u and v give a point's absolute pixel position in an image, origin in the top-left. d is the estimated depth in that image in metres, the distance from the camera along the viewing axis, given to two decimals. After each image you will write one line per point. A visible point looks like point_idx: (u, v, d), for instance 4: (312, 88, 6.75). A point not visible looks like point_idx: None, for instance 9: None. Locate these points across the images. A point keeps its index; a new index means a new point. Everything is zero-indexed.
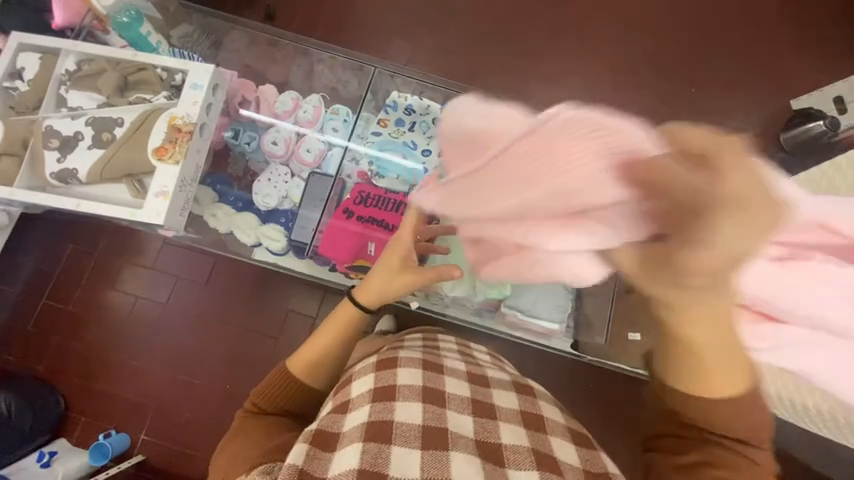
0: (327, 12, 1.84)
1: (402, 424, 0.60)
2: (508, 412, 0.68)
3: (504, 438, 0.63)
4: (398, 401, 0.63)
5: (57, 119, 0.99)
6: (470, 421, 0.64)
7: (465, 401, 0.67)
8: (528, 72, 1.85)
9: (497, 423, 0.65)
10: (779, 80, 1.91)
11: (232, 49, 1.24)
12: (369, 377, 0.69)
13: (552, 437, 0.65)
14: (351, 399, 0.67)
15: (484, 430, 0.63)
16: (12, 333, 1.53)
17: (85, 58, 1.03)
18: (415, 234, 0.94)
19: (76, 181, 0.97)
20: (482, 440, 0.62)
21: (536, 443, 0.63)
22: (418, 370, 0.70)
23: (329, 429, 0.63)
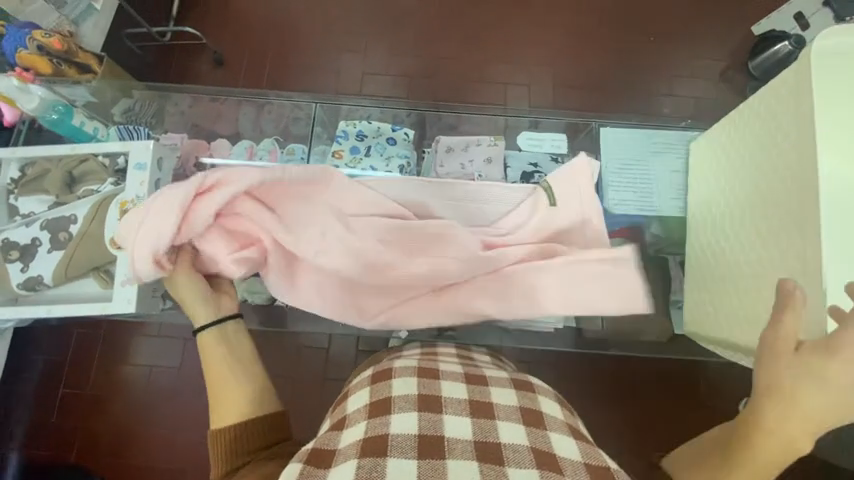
0: (271, 46, 1.83)
1: (397, 436, 0.60)
2: (508, 408, 0.66)
3: (503, 436, 0.62)
4: (394, 413, 0.63)
5: (14, 230, 0.99)
6: (467, 422, 0.63)
7: (463, 402, 0.66)
8: (481, 60, 1.83)
9: (495, 421, 0.64)
10: (735, 9, 1.89)
11: (174, 112, 1.24)
12: (365, 392, 0.69)
13: (551, 432, 0.64)
14: (347, 415, 0.68)
15: (482, 430, 0.63)
16: (33, 430, 1.53)
17: (26, 162, 1.02)
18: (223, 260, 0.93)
19: (44, 286, 0.96)
20: (480, 442, 0.61)
21: (536, 439, 0.62)
22: (413, 378, 0.69)
23: (326, 446, 0.64)
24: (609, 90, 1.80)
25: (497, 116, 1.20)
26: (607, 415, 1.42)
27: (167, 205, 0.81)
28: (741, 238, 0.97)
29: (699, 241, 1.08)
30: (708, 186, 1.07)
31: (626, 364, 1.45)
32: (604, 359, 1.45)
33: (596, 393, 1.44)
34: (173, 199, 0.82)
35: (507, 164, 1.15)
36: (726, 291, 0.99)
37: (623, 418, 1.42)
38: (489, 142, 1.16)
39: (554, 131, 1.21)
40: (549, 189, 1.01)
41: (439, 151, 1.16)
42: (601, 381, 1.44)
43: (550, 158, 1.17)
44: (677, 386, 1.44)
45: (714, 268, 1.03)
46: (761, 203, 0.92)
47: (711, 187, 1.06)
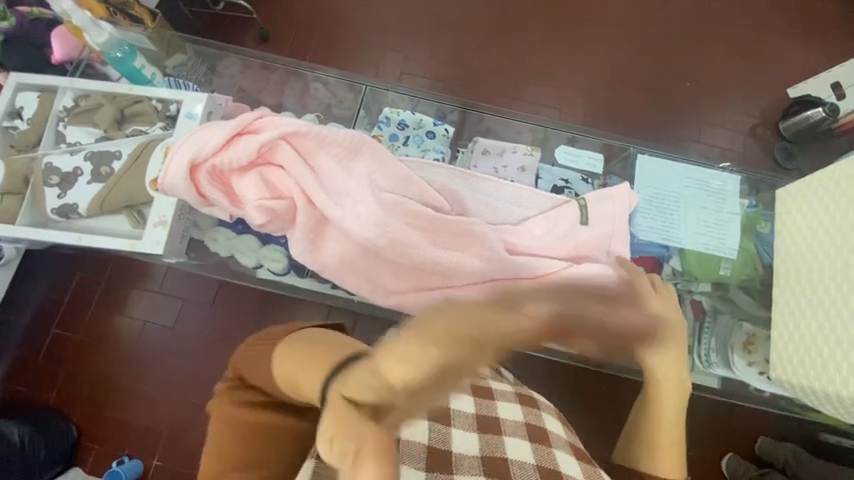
0: (321, 30, 1.87)
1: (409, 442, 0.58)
2: (513, 424, 0.68)
3: (509, 452, 0.65)
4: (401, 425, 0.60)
5: (57, 156, 1.01)
6: (475, 438, 0.65)
7: (471, 416, 0.67)
8: (522, 76, 1.86)
9: (502, 437, 0.67)
10: (775, 68, 1.91)
11: (225, 73, 1.27)
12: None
13: (555, 450, 0.67)
14: None
15: (489, 446, 0.65)
16: (23, 363, 1.53)
17: (82, 93, 1.05)
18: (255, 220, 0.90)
19: (77, 215, 0.98)
20: (488, 455, 0.64)
21: (540, 457, 0.65)
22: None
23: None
24: (643, 125, 1.82)
25: (537, 128, 1.22)
26: (591, 447, 1.40)
27: (204, 142, 0.87)
28: (829, 284, 0.94)
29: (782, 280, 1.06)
30: (797, 229, 1.05)
31: (616, 399, 1.44)
32: (598, 390, 1.44)
33: (582, 423, 1.43)
34: (215, 135, 0.88)
35: (539, 175, 1.16)
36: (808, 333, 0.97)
37: (606, 453, 1.40)
38: (525, 152, 1.17)
39: (590, 151, 1.22)
40: (583, 206, 1.00)
41: (475, 151, 1.17)
42: (589, 412, 1.42)
43: (582, 176, 1.18)
44: None
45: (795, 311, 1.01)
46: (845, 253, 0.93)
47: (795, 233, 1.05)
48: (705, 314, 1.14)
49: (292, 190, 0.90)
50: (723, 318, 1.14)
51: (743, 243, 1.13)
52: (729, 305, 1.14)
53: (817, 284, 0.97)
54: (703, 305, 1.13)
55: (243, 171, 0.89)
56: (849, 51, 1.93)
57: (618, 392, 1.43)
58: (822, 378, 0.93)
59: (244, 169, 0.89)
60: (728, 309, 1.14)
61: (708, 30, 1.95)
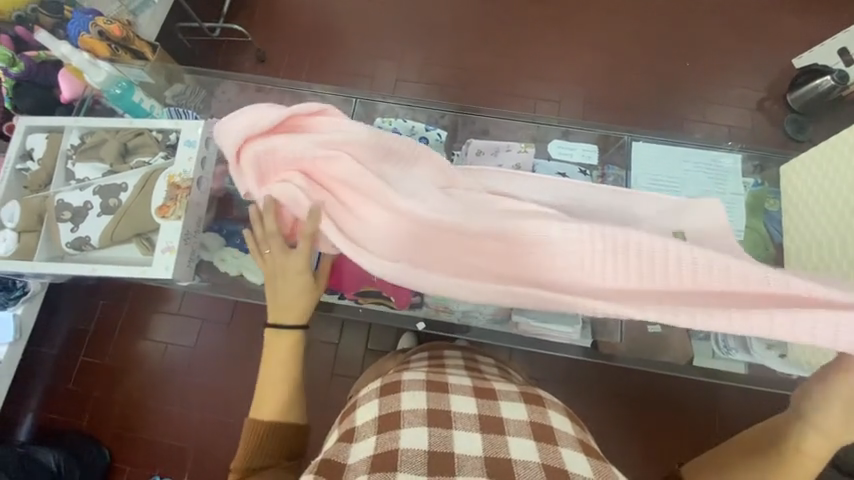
0: (314, 45, 1.90)
1: (408, 451, 0.60)
2: (517, 423, 0.66)
3: (512, 453, 0.61)
4: (404, 428, 0.63)
5: (68, 192, 1.06)
6: (477, 438, 0.63)
7: (473, 417, 0.66)
8: (516, 72, 1.85)
9: (505, 437, 0.63)
10: (776, 39, 1.86)
11: (223, 99, 1.31)
12: (374, 403, 0.69)
13: (562, 448, 0.63)
14: (356, 427, 0.68)
15: (492, 446, 0.62)
16: (54, 392, 1.59)
17: (87, 131, 1.10)
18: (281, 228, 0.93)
19: (90, 247, 1.02)
20: (491, 457, 0.60)
21: (545, 455, 0.61)
22: (422, 391, 0.69)
23: (336, 458, 0.64)
24: (643, 110, 1.80)
25: (530, 125, 1.22)
26: (617, 440, 1.38)
27: (254, 127, 0.89)
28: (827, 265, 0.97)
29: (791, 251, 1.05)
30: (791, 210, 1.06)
31: (638, 390, 1.41)
32: (620, 382, 1.41)
33: (606, 417, 1.40)
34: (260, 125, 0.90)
35: (536, 171, 1.15)
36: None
37: (631, 446, 1.37)
38: (519, 149, 1.17)
39: (585, 142, 1.21)
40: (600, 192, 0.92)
41: (469, 153, 1.18)
42: (610, 406, 1.40)
43: (579, 169, 1.17)
44: (692, 418, 1.38)
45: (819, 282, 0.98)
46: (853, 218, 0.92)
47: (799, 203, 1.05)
48: None
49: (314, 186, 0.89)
50: None
51: (751, 223, 1.10)
52: None
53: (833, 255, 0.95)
54: None
55: (270, 165, 0.90)
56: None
57: (638, 382, 1.41)
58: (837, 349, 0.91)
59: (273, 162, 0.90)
60: None
61: (702, 8, 1.92)
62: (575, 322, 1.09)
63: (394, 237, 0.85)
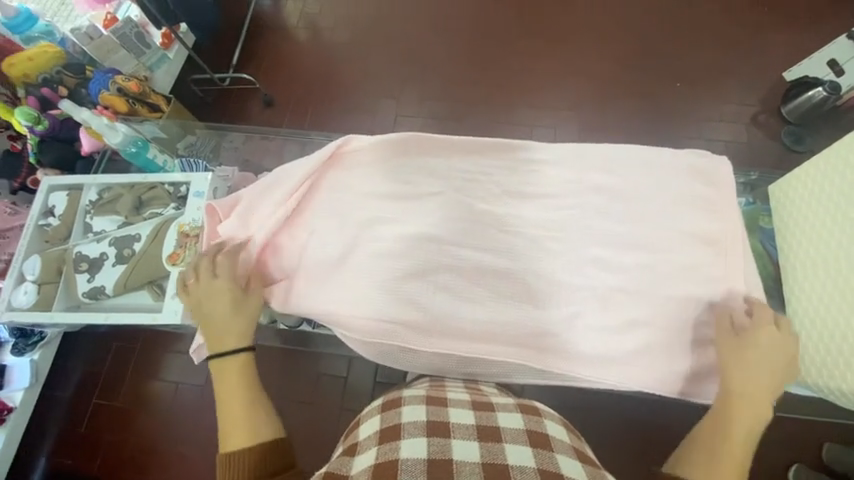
0: (318, 88, 2.01)
1: (408, 460, 0.59)
2: (513, 431, 0.65)
3: (509, 458, 0.60)
4: (403, 439, 0.63)
5: (86, 244, 1.11)
6: (475, 445, 0.62)
7: (470, 428, 0.65)
8: (511, 101, 1.92)
9: (503, 445, 0.62)
10: (764, 57, 1.91)
11: (230, 147, 1.40)
12: (375, 419, 0.70)
13: (558, 453, 0.62)
14: (359, 442, 0.68)
15: (489, 453, 0.60)
16: (67, 437, 1.60)
17: (104, 187, 1.16)
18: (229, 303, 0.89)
19: (105, 295, 1.07)
20: (489, 463, 0.59)
21: (541, 460, 0.60)
22: (421, 405, 0.69)
23: (338, 471, 0.63)
24: (637, 130, 1.84)
25: None
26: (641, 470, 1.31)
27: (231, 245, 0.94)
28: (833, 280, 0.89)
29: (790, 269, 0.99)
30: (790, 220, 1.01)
31: (655, 415, 1.36)
32: (639, 407, 1.36)
33: (627, 445, 1.34)
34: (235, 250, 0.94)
35: None
36: (831, 330, 0.87)
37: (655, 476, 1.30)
38: None
39: None
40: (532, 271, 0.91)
41: None
42: (629, 433, 1.35)
43: None
44: None
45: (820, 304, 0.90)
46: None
47: (795, 221, 0.99)
48: None
49: (346, 198, 0.95)
50: None
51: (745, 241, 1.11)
52: None
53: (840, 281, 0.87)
54: None
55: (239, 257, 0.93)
56: (837, 30, 1.92)
57: (657, 407, 1.36)
58: (843, 376, 0.84)
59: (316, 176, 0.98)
60: None
61: (688, 31, 1.98)
62: None
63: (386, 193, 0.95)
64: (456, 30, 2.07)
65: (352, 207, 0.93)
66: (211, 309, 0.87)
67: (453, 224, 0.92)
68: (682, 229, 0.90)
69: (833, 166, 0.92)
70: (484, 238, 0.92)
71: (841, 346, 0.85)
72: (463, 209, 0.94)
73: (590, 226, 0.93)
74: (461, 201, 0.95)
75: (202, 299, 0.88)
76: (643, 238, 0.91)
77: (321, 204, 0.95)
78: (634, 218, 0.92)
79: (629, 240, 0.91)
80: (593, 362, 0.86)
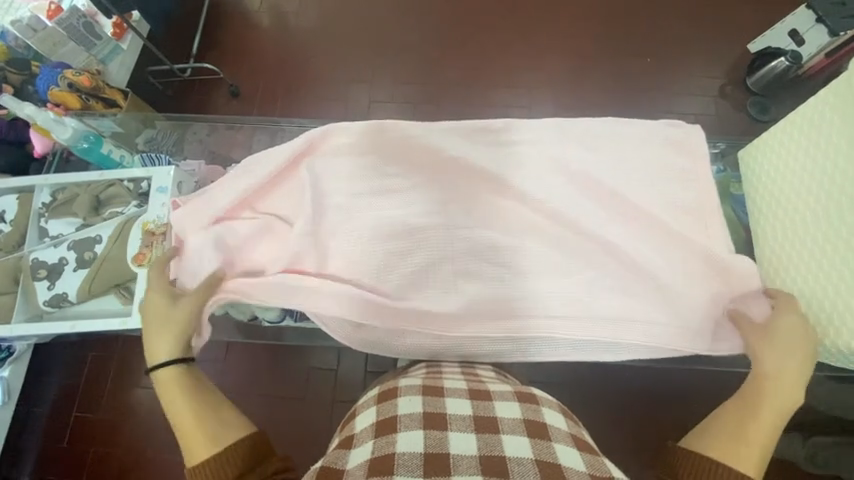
0: (286, 76, 1.93)
1: (404, 454, 0.59)
2: (511, 421, 0.65)
3: (507, 450, 0.60)
4: (400, 432, 0.63)
5: (42, 250, 1.05)
6: (472, 438, 0.62)
7: (468, 419, 0.65)
8: (485, 83, 1.90)
9: (500, 436, 0.63)
10: (730, 29, 1.95)
11: (195, 140, 1.33)
12: (371, 410, 0.69)
13: (555, 443, 0.63)
14: (355, 433, 0.67)
15: (487, 445, 0.61)
16: (46, 452, 1.54)
17: (58, 188, 1.09)
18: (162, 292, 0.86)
19: (68, 303, 1.02)
20: (485, 456, 0.60)
21: (538, 450, 0.61)
22: (418, 396, 0.69)
23: (334, 465, 0.63)
24: (609, 107, 1.85)
25: None
26: (626, 437, 1.36)
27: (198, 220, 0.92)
28: (814, 239, 0.90)
29: (762, 230, 1.02)
30: (764, 186, 1.02)
31: (638, 385, 1.40)
32: (622, 378, 1.40)
33: (613, 416, 1.38)
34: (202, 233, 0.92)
35: None
36: (809, 289, 0.90)
37: (643, 441, 1.35)
38: None
39: None
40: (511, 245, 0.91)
41: None
42: (614, 404, 1.39)
43: None
44: (700, 408, 1.37)
45: (794, 264, 0.93)
46: (839, 200, 0.86)
47: (770, 187, 1.01)
48: None
49: (319, 189, 0.92)
50: None
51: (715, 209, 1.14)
52: None
53: (808, 243, 0.91)
54: None
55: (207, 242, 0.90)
56: (795, 0, 1.97)
57: (639, 377, 1.40)
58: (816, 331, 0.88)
59: (286, 170, 0.94)
60: None
61: (656, 6, 2.00)
62: None
63: (363, 176, 0.93)
64: (425, 12, 2.02)
65: (324, 199, 0.91)
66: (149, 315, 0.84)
67: (429, 208, 0.92)
68: (659, 200, 0.91)
69: (808, 129, 0.94)
70: (464, 221, 0.92)
71: (823, 304, 0.87)
72: (434, 195, 0.93)
73: (568, 204, 0.92)
74: (435, 187, 0.94)
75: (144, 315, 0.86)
76: (616, 207, 0.92)
77: (295, 196, 0.92)
78: (609, 190, 0.92)
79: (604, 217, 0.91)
80: (572, 334, 0.87)
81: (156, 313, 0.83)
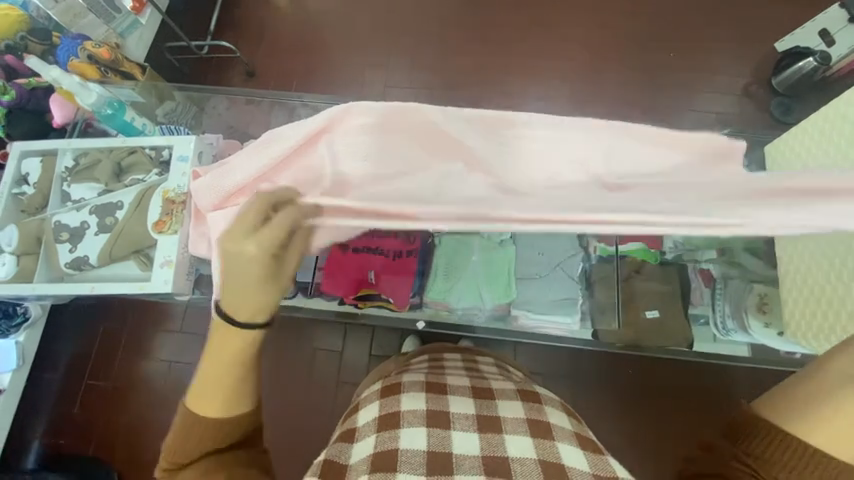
0: (304, 57, 1.92)
1: (407, 451, 0.60)
2: (515, 421, 0.66)
3: (509, 451, 0.61)
4: (403, 428, 0.63)
5: (65, 213, 1.07)
6: (475, 438, 0.63)
7: (470, 417, 0.66)
8: (502, 73, 1.87)
9: (503, 436, 0.63)
10: (761, 26, 1.89)
11: (214, 114, 1.34)
12: (374, 405, 0.70)
13: (559, 443, 0.63)
14: (357, 428, 0.68)
15: (490, 445, 0.62)
16: (60, 416, 1.59)
17: (81, 153, 1.11)
18: (276, 230, 0.62)
19: (89, 266, 1.03)
20: (488, 456, 0.60)
21: (542, 451, 0.61)
22: (421, 393, 0.70)
23: (338, 460, 0.63)
24: (630, 102, 1.82)
25: None
26: (629, 433, 1.36)
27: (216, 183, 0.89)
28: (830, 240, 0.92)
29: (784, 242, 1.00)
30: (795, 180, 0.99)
31: (644, 382, 1.39)
32: (628, 375, 1.40)
33: (617, 411, 1.38)
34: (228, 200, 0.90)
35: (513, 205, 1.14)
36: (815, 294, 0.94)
37: (642, 436, 1.35)
38: None
39: None
40: None
41: None
42: (619, 400, 1.38)
43: None
44: (706, 409, 1.36)
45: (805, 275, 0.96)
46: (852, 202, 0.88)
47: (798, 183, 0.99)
48: (715, 281, 1.17)
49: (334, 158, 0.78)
50: (734, 283, 1.15)
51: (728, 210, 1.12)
52: (738, 270, 1.14)
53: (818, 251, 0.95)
54: (711, 274, 1.16)
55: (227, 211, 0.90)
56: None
57: (645, 374, 1.40)
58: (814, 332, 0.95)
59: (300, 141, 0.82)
60: (736, 274, 1.15)
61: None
62: (574, 313, 1.17)
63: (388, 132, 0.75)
64: None
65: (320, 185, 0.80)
66: (236, 264, 0.64)
67: None
68: None
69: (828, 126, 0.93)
70: None
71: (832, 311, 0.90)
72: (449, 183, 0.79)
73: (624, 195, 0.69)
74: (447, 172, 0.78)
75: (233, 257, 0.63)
76: None
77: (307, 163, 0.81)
78: None
79: (689, 212, 0.63)
80: None
81: (238, 257, 0.62)
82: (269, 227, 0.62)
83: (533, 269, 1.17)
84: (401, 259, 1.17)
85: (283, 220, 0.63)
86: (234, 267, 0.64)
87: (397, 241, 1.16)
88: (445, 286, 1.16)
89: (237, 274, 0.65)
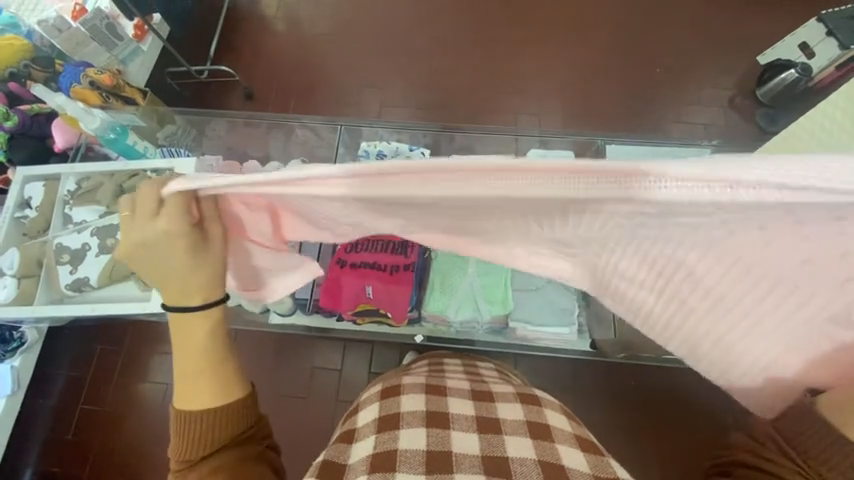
0: (301, 78, 1.98)
1: (407, 450, 0.60)
2: (514, 422, 0.66)
3: (509, 451, 0.61)
4: (403, 429, 0.63)
5: (67, 236, 1.09)
6: (475, 438, 0.63)
7: (469, 418, 0.66)
8: (494, 90, 1.92)
9: (503, 437, 0.63)
10: (742, 41, 1.96)
11: (213, 136, 1.38)
12: (374, 406, 0.70)
13: (559, 445, 0.63)
14: (357, 429, 0.68)
15: (489, 445, 0.62)
16: (54, 443, 1.55)
17: (83, 176, 1.12)
18: (184, 221, 0.58)
19: (89, 287, 1.05)
20: (487, 456, 0.60)
21: (542, 451, 0.61)
22: (421, 394, 0.69)
23: (337, 459, 0.63)
24: (620, 115, 1.86)
25: (504, 138, 1.36)
26: (633, 444, 1.34)
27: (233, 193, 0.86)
28: None
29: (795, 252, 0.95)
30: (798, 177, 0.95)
31: (646, 392, 1.38)
32: (629, 385, 1.39)
33: (621, 422, 1.36)
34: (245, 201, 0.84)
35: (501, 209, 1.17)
36: None
37: (647, 447, 1.33)
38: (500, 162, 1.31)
39: (562, 149, 1.33)
40: None
41: None
42: (622, 410, 1.37)
43: None
44: (710, 417, 1.35)
45: None
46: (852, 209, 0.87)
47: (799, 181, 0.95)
48: None
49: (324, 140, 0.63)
50: None
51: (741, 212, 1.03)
52: None
53: None
54: None
55: None
56: (805, 13, 1.98)
57: (647, 384, 1.39)
58: None
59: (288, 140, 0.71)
60: None
61: (667, 16, 2.02)
62: (571, 323, 1.19)
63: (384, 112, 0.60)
64: (438, 18, 2.06)
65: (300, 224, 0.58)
66: (159, 263, 0.62)
67: None
68: None
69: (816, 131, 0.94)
70: None
71: None
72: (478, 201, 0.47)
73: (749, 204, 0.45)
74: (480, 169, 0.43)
75: (148, 253, 0.60)
76: None
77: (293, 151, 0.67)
78: None
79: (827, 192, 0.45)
80: None
81: (153, 255, 0.61)
82: (172, 215, 0.57)
83: (531, 281, 1.18)
84: (398, 273, 1.15)
85: (177, 207, 0.57)
86: (169, 274, 0.64)
87: (395, 256, 1.16)
88: (442, 300, 1.17)
89: (166, 276, 0.64)
